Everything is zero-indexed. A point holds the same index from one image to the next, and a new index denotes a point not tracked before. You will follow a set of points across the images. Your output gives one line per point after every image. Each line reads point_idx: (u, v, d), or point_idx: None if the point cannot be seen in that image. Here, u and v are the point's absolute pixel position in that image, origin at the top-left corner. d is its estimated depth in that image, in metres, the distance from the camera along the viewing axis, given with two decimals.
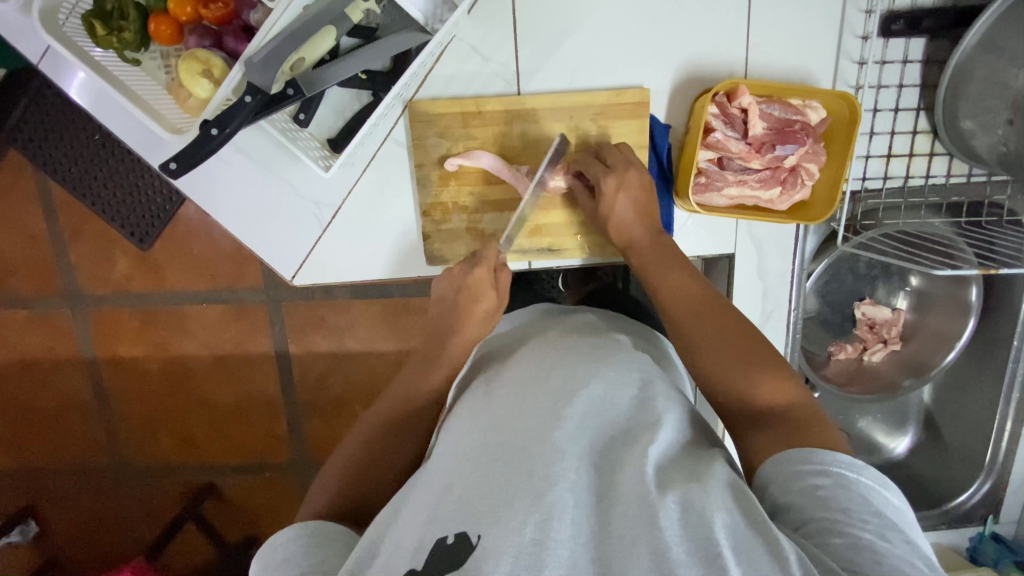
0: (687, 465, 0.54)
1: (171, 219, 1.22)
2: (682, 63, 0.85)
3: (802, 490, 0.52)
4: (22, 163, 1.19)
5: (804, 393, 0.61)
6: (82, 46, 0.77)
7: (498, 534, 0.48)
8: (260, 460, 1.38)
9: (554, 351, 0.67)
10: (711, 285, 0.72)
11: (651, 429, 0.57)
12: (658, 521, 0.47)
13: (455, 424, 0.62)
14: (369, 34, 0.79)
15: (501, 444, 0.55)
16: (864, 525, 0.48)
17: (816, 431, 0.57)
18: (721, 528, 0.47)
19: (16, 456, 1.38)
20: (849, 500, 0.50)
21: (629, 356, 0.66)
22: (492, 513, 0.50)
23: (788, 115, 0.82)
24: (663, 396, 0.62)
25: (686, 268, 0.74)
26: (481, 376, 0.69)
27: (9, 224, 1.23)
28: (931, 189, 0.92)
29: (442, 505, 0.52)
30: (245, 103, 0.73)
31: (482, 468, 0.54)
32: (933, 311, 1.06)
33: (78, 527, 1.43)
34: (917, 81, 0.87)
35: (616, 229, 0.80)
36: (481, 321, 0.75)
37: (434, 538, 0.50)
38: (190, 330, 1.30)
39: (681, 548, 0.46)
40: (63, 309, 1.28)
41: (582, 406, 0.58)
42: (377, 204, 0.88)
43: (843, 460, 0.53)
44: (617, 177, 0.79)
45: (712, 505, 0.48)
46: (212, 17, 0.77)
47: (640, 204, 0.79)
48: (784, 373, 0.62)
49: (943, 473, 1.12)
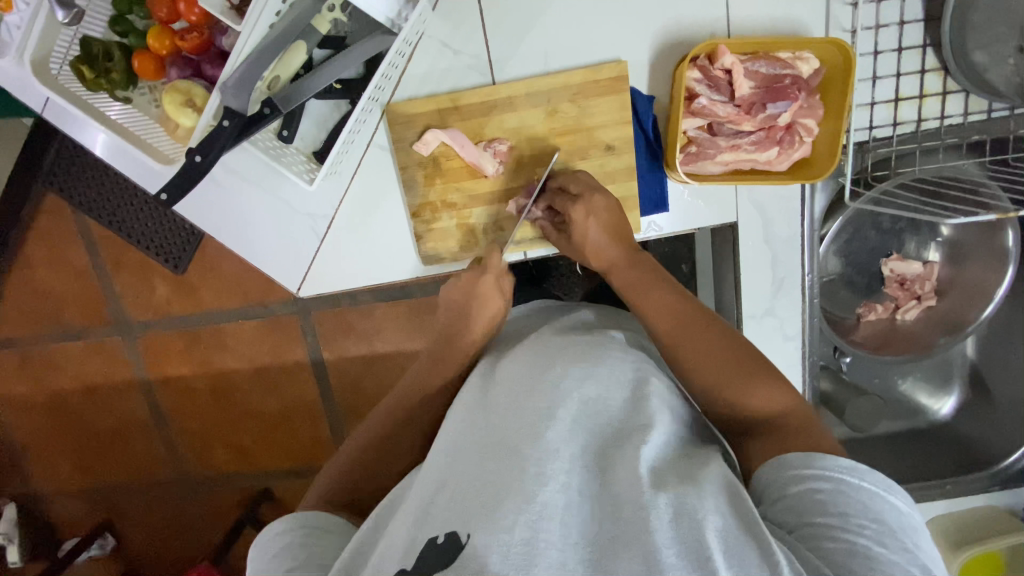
0: (680, 466, 0.53)
1: (198, 243, 1.29)
2: (659, 31, 0.82)
3: (800, 493, 0.50)
4: (61, 204, 1.28)
5: (798, 399, 0.59)
6: (98, 106, 0.83)
7: (488, 535, 0.47)
8: (306, 465, 1.44)
9: (547, 348, 0.65)
10: (685, 293, 0.69)
11: (642, 429, 0.55)
12: (649, 524, 0.47)
13: (454, 418, 0.62)
14: (339, 44, 0.80)
15: (497, 442, 0.55)
16: (860, 531, 0.46)
17: (805, 437, 0.54)
18: (712, 530, 0.46)
19: (88, 476, 1.49)
20: (847, 504, 0.48)
21: (622, 351, 0.65)
22: (482, 512, 0.49)
23: (777, 70, 0.78)
24: (658, 394, 0.60)
25: (666, 283, 0.71)
26: (478, 369, 0.70)
27: (57, 262, 1.32)
28: (948, 130, 0.85)
29: (434, 505, 0.53)
30: (224, 128, 0.75)
31: (474, 467, 0.54)
32: (970, 261, 0.99)
33: (150, 538, 1.52)
34: (919, 16, 0.80)
35: (593, 252, 0.77)
36: (504, 294, 0.78)
37: (425, 539, 0.50)
38: (230, 346, 1.36)
39: (672, 550, 0.45)
40: (113, 337, 1.37)
41: (574, 407, 0.57)
42: (369, 210, 0.89)
43: (844, 465, 0.50)
44: (586, 204, 0.77)
45: (704, 507, 0.47)
46: (189, 46, 0.79)
47: (612, 228, 0.76)
48: (780, 380, 0.59)
49: (996, 433, 1.04)
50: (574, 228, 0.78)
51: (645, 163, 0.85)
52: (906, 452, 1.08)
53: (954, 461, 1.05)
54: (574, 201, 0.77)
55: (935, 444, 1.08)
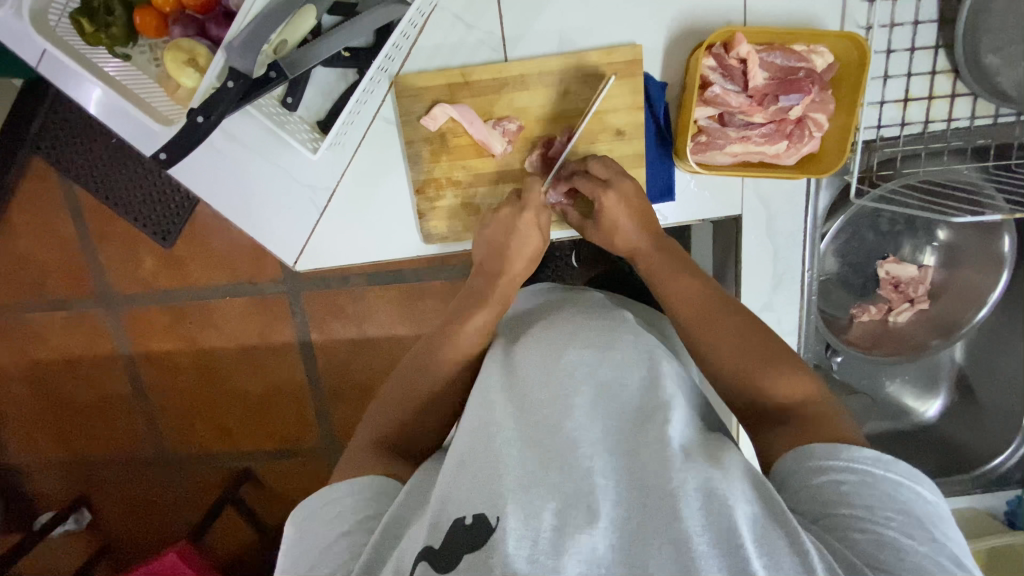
0: (703, 450, 0.53)
1: (189, 216, 1.26)
2: (675, 17, 0.81)
3: (824, 484, 0.50)
4: (49, 169, 1.24)
5: (818, 386, 0.60)
6: (95, 61, 0.80)
7: (517, 517, 0.48)
8: (291, 445, 1.42)
9: (562, 331, 0.65)
10: (713, 283, 0.69)
11: (663, 408, 0.56)
12: (680, 511, 0.47)
13: (475, 399, 0.62)
14: (349, 10, 0.79)
15: (519, 431, 0.56)
16: (886, 523, 0.47)
17: (825, 426, 0.55)
18: (742, 517, 0.46)
19: (65, 449, 1.45)
20: (873, 496, 0.48)
21: (634, 335, 0.65)
22: (509, 494, 0.50)
23: (791, 62, 0.78)
24: (671, 375, 0.61)
25: (692, 271, 0.70)
26: (492, 349, 0.69)
27: (41, 229, 1.28)
28: (954, 134, 0.85)
29: (457, 487, 0.53)
30: (228, 90, 0.73)
31: (496, 445, 0.55)
32: (963, 266, 1.01)
33: (127, 514, 1.49)
34: (934, 16, 0.80)
35: (622, 240, 0.77)
36: (520, 275, 0.76)
37: (451, 520, 0.51)
38: (217, 322, 1.33)
39: (703, 537, 0.46)
40: (98, 308, 1.33)
41: (591, 391, 0.58)
42: (371, 185, 0.87)
43: (869, 456, 0.51)
44: (616, 190, 0.75)
45: (732, 494, 0.48)
46: (193, 4, 0.78)
47: (640, 215, 0.76)
48: (802, 370, 0.60)
49: (979, 437, 1.06)
50: (604, 216, 0.76)
51: (654, 151, 0.85)
52: (893, 453, 1.09)
53: (938, 462, 1.07)
54: (605, 186, 0.76)
55: (920, 446, 1.09)
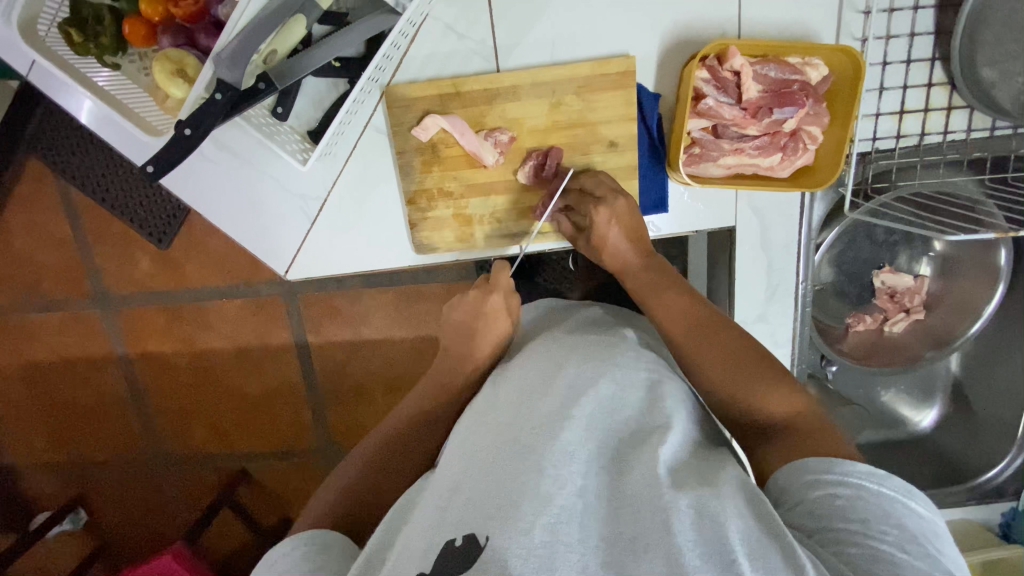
0: (698, 467, 0.53)
1: (185, 219, 1.26)
2: (669, 28, 0.80)
3: (819, 498, 0.50)
4: (44, 170, 1.24)
5: (809, 400, 0.59)
6: (86, 72, 0.79)
7: (508, 535, 0.47)
8: (287, 448, 1.41)
9: (558, 349, 0.65)
10: (701, 298, 0.68)
11: (660, 430, 0.56)
12: (671, 525, 0.47)
13: (469, 418, 0.62)
14: (339, 20, 0.78)
15: (509, 444, 0.54)
16: (882, 537, 0.46)
17: (819, 440, 0.55)
18: (735, 533, 0.46)
19: (61, 449, 1.45)
20: (868, 510, 0.48)
21: (634, 352, 0.64)
22: (500, 514, 0.49)
23: (786, 75, 0.77)
24: (672, 395, 0.61)
25: (680, 287, 0.70)
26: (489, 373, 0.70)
27: (36, 230, 1.28)
28: (949, 146, 0.85)
29: (449, 510, 0.51)
30: (217, 101, 0.72)
31: (489, 464, 0.54)
32: (960, 277, 1.00)
33: (124, 515, 1.49)
34: (930, 29, 0.80)
35: (610, 255, 0.76)
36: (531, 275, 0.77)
37: (442, 542, 0.49)
38: (213, 324, 1.33)
39: (695, 552, 0.45)
40: (93, 310, 1.33)
41: (589, 407, 0.57)
42: (362, 197, 0.87)
43: (863, 470, 0.50)
44: (609, 208, 0.76)
45: (725, 510, 0.47)
46: (182, 14, 0.76)
47: (633, 233, 0.76)
48: (792, 386, 0.59)
49: (974, 448, 1.06)
50: (595, 231, 0.76)
51: (647, 162, 0.84)
52: (887, 463, 1.09)
53: (933, 472, 1.07)
54: (597, 202, 0.77)
55: (914, 455, 1.09)
